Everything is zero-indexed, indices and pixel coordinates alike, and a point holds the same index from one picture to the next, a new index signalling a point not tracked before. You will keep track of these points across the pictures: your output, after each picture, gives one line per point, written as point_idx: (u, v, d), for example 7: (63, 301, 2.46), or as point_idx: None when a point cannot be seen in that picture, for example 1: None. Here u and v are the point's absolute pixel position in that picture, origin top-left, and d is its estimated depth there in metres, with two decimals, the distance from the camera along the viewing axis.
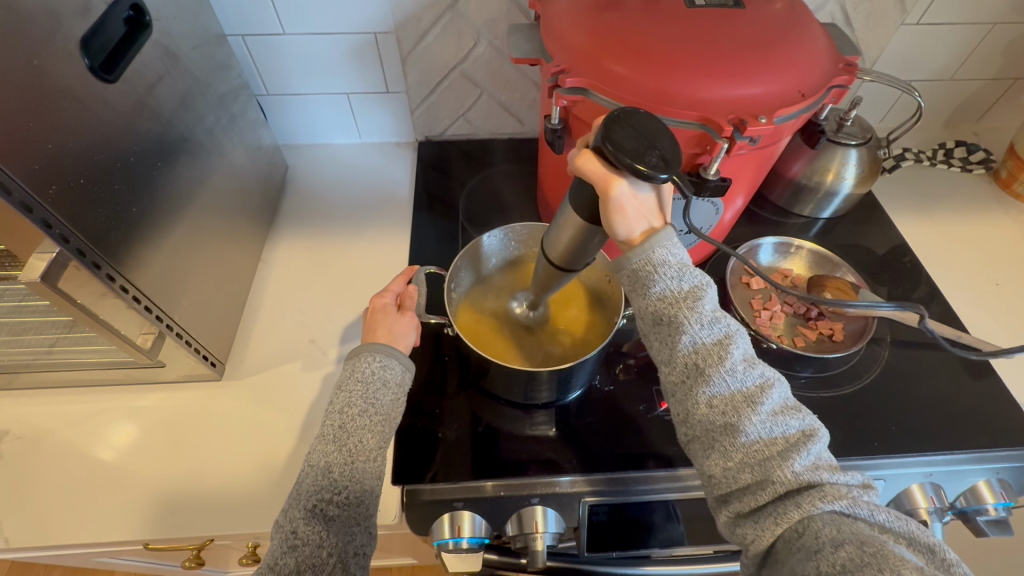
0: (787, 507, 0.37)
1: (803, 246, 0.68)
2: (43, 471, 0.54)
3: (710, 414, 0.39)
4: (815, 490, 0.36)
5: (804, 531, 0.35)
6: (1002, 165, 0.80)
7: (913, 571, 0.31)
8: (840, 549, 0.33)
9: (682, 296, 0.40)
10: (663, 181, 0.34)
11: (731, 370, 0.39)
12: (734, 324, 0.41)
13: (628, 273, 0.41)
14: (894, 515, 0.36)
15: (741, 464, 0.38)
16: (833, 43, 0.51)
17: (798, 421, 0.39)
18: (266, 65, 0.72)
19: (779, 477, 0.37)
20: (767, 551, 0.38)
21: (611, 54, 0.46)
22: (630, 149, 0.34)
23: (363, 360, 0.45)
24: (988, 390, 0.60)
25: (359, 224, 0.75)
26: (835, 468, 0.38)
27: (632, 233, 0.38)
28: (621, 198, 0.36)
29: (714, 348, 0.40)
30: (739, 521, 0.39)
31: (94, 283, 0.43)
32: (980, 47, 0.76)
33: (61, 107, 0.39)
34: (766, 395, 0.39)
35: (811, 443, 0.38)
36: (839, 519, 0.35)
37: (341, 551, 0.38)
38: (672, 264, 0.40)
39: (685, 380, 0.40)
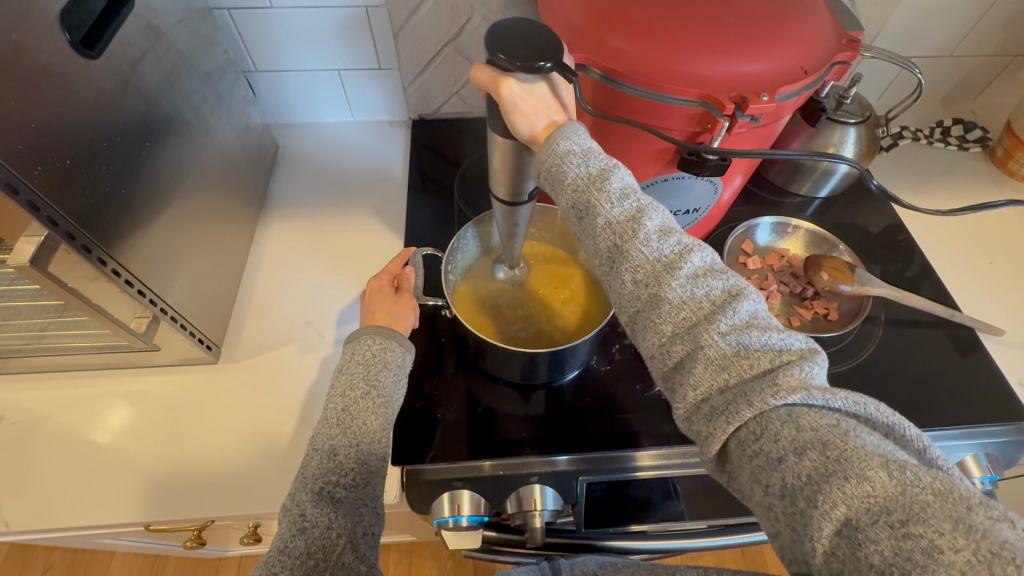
0: (738, 405, 0.33)
1: (800, 225, 0.68)
2: (40, 455, 0.54)
3: (635, 290, 0.37)
4: (767, 382, 0.32)
5: (761, 434, 0.32)
6: (999, 143, 0.79)
7: (878, 469, 0.27)
8: (803, 458, 0.30)
9: (592, 179, 0.39)
10: (548, 70, 0.36)
11: (645, 241, 0.37)
12: (648, 199, 0.39)
13: (545, 173, 0.40)
14: (851, 399, 0.32)
15: (673, 337, 0.36)
16: (836, 18, 0.50)
17: (722, 282, 0.36)
18: (254, 41, 0.69)
19: (709, 344, 0.34)
20: (722, 451, 0.34)
21: (611, 29, 0.45)
22: (510, 48, 0.36)
23: (362, 343, 0.45)
24: (979, 368, 0.61)
25: (353, 204, 0.74)
26: (770, 327, 0.35)
27: (535, 130, 0.39)
28: (513, 95, 0.38)
29: (629, 222, 0.38)
30: (692, 417, 0.35)
31: (85, 267, 0.42)
32: (981, 21, 0.75)
33: (42, 85, 0.38)
34: (686, 259, 0.37)
35: (737, 301, 0.35)
36: (795, 412, 0.31)
37: (351, 532, 0.37)
38: (578, 152, 0.39)
39: (613, 265, 0.38)
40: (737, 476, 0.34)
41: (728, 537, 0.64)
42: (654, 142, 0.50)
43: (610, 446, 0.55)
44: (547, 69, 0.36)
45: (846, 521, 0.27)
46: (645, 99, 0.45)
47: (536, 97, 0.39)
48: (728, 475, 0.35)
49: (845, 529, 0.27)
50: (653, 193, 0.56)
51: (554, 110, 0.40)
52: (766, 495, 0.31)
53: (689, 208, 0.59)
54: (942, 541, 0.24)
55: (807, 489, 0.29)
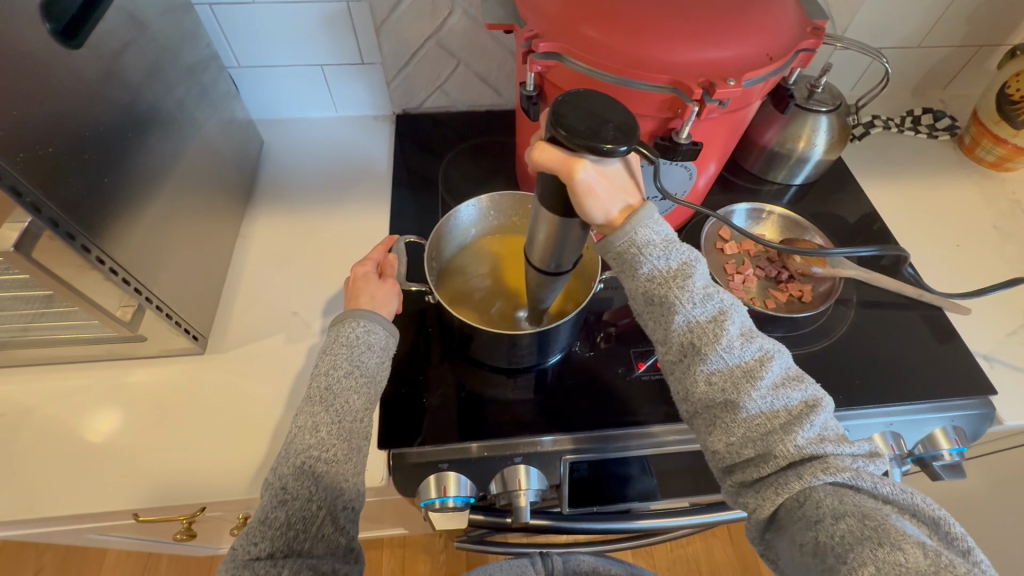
0: (788, 479, 0.39)
1: (774, 211, 0.70)
2: (27, 447, 0.55)
3: (708, 389, 0.41)
4: (818, 463, 0.38)
5: (805, 502, 0.38)
6: (966, 131, 0.82)
7: (913, 545, 0.33)
8: (840, 522, 0.36)
9: (672, 275, 0.41)
10: (626, 152, 0.33)
11: (727, 346, 0.41)
12: (729, 299, 0.42)
13: (615, 255, 0.41)
14: (898, 489, 0.37)
15: (743, 438, 0.40)
16: (801, 7, 0.52)
17: (800, 392, 0.41)
18: (237, 36, 0.70)
19: (781, 449, 0.39)
20: (769, 518, 0.40)
21: (583, 18, 0.46)
22: (585, 130, 0.32)
23: (347, 326, 0.46)
24: (948, 346, 0.64)
25: (338, 198, 0.75)
26: (839, 437, 0.40)
27: (609, 214, 0.39)
28: (587, 179, 0.35)
29: (709, 324, 0.41)
30: (742, 490, 0.41)
31: (70, 255, 0.43)
32: (947, 13, 0.78)
33: (23, 71, 0.38)
34: (766, 368, 0.41)
35: (814, 413, 0.40)
36: (840, 490, 0.37)
37: (331, 505, 0.39)
38: (659, 243, 0.41)
39: (683, 359, 0.42)
40: (777, 539, 0.40)
41: (709, 515, 0.66)
42: None
43: (593, 426, 0.57)
44: (625, 151, 0.33)
45: None
46: (618, 86, 0.46)
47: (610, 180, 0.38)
48: (769, 539, 0.41)
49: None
50: None
51: (625, 190, 0.40)
52: (803, 555, 0.37)
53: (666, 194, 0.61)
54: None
55: (838, 548, 0.35)
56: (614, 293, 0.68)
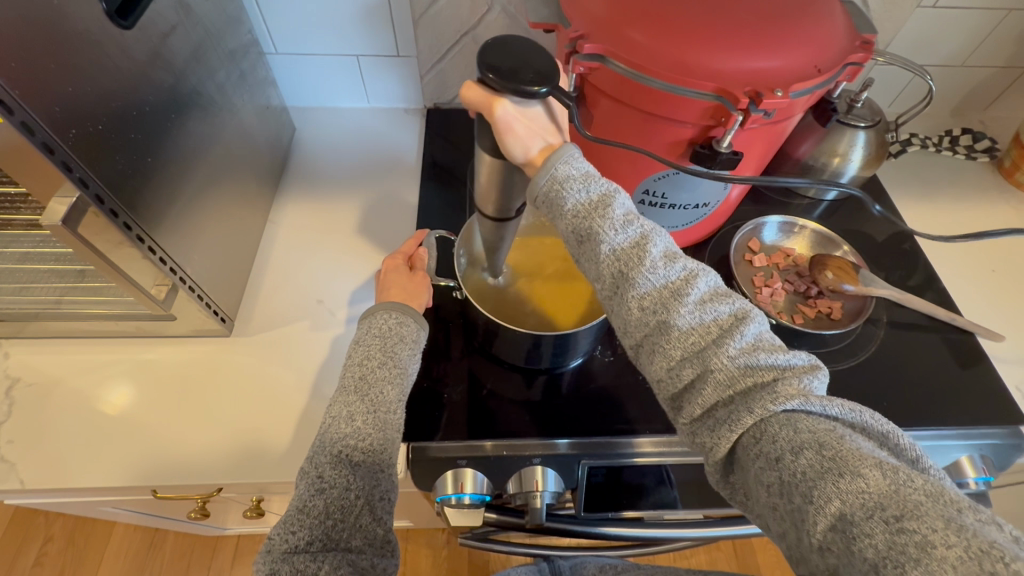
0: (739, 413, 0.34)
1: (807, 225, 0.69)
2: (54, 418, 0.56)
3: (642, 317, 0.37)
4: (767, 391, 0.34)
5: (761, 437, 0.33)
6: (1007, 154, 0.80)
7: (872, 468, 0.29)
8: (800, 457, 0.31)
9: (593, 206, 0.38)
10: (542, 93, 0.37)
11: (652, 268, 0.37)
12: (650, 224, 0.39)
13: (542, 198, 0.40)
14: (846, 407, 0.33)
15: (683, 359, 0.36)
16: (850, 20, 0.51)
17: (729, 306, 0.37)
18: (278, 23, 0.71)
19: (718, 365, 0.35)
20: (727, 457, 0.35)
21: (630, 21, 0.46)
22: (507, 71, 0.37)
23: (379, 317, 0.47)
24: (979, 373, 0.62)
25: (366, 188, 0.75)
26: (775, 347, 0.36)
27: (529, 153, 0.39)
28: (507, 117, 0.38)
29: (633, 249, 0.38)
30: (695, 428, 0.36)
31: (112, 231, 0.43)
32: (995, 33, 0.76)
33: (77, 50, 0.39)
34: (693, 286, 0.37)
35: (744, 325, 0.36)
36: (793, 417, 0.33)
37: (369, 494, 0.39)
38: (577, 177, 0.39)
39: (616, 291, 0.38)
40: (741, 480, 0.35)
41: (722, 530, 0.66)
42: (667, 134, 0.51)
43: (612, 431, 0.56)
44: (543, 92, 0.37)
45: (841, 516, 0.28)
46: (661, 91, 0.46)
47: (530, 119, 0.39)
48: (733, 483, 0.36)
49: (839, 524, 0.28)
50: (664, 187, 0.56)
51: (548, 132, 0.40)
52: (767, 495, 0.32)
53: (699, 203, 0.60)
54: (935, 537, 0.25)
55: (802, 486, 0.30)
56: None
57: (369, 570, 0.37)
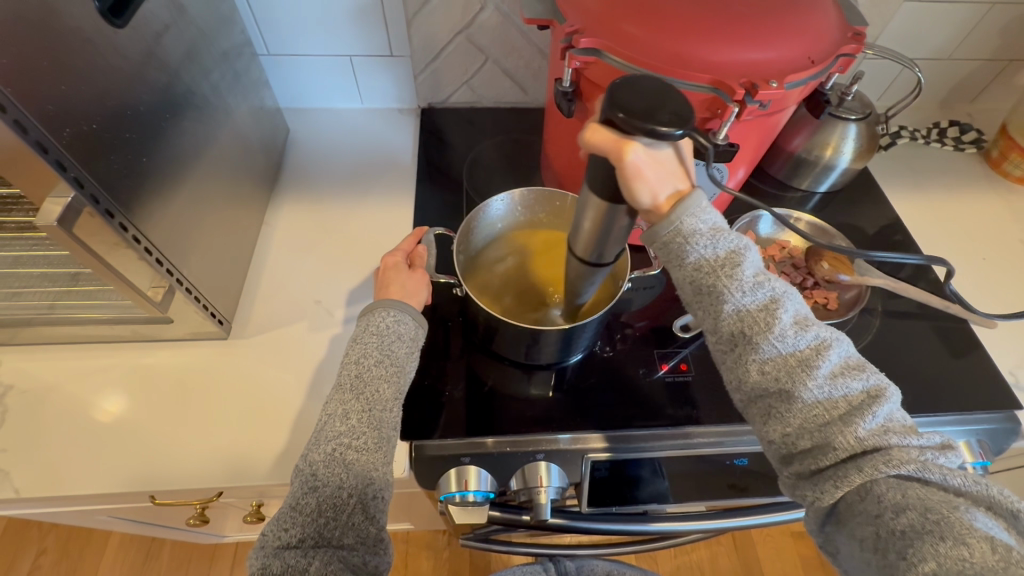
0: (848, 471, 0.37)
1: (801, 217, 0.70)
2: (48, 425, 0.55)
3: (761, 380, 0.39)
4: (880, 454, 0.36)
5: (866, 495, 0.36)
6: (994, 145, 0.82)
7: (980, 539, 0.32)
8: (901, 516, 0.34)
9: (719, 263, 0.39)
10: (680, 137, 0.31)
11: (780, 335, 0.38)
12: (781, 286, 0.40)
13: (661, 245, 0.39)
14: (970, 480, 0.35)
15: (800, 427, 0.38)
16: (841, 12, 0.52)
17: (861, 382, 0.38)
18: (270, 24, 0.70)
19: (840, 435, 0.37)
20: (829, 510, 0.38)
21: (624, 15, 0.46)
22: (642, 110, 0.31)
23: (377, 315, 0.46)
24: (973, 359, 0.63)
25: (362, 189, 0.75)
26: (906, 429, 0.38)
27: (656, 198, 0.37)
28: (637, 162, 0.33)
29: (761, 313, 0.39)
30: (798, 481, 0.39)
31: (108, 232, 0.43)
32: (980, 26, 0.77)
33: (70, 48, 0.38)
34: (823, 357, 0.38)
35: (876, 403, 0.38)
36: (904, 482, 0.35)
37: (362, 493, 0.39)
38: (705, 232, 0.38)
39: (733, 349, 0.40)
40: (836, 534, 0.38)
41: (725, 521, 0.66)
42: None
43: (615, 425, 0.57)
44: (680, 135, 0.31)
45: None
46: None
47: (658, 162, 0.35)
48: (828, 534, 0.39)
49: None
50: None
51: (673, 175, 0.37)
52: (863, 549, 0.36)
53: None
54: None
55: (900, 543, 0.34)
56: (636, 295, 0.68)
57: (359, 568, 0.38)
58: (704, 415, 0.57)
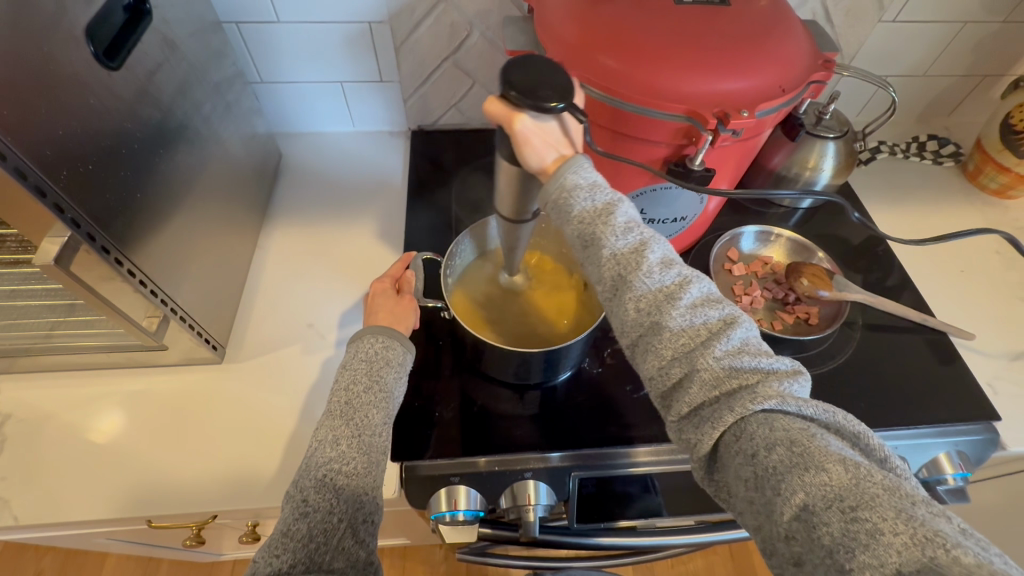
0: (721, 411, 0.35)
1: (782, 234, 0.72)
2: (45, 453, 0.56)
3: (637, 318, 0.39)
4: (748, 391, 0.35)
5: (740, 435, 0.35)
6: (970, 159, 0.84)
7: (836, 463, 0.31)
8: (772, 452, 0.33)
9: (598, 214, 0.40)
10: (560, 110, 0.37)
11: (649, 272, 0.38)
12: (649, 230, 0.40)
13: (552, 203, 0.42)
14: (820, 408, 0.35)
15: (672, 361, 0.37)
16: (811, 40, 0.54)
17: (718, 311, 0.38)
18: (262, 53, 0.72)
19: (705, 367, 0.36)
20: (710, 454, 0.37)
21: (603, 48, 0.48)
22: (527, 87, 0.37)
23: (365, 341, 0.48)
24: (951, 371, 0.64)
25: (354, 211, 0.76)
26: (760, 352, 0.37)
27: (544, 163, 0.41)
28: (526, 131, 0.39)
29: (632, 254, 0.39)
30: (682, 425, 0.38)
31: (103, 266, 0.44)
32: (953, 44, 0.79)
33: (66, 93, 0.40)
34: (686, 290, 0.38)
35: (731, 329, 0.38)
36: (771, 416, 0.35)
37: (352, 517, 0.40)
38: (585, 186, 0.40)
39: (615, 293, 0.40)
40: (722, 477, 0.37)
41: (715, 534, 0.67)
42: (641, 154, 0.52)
43: (603, 442, 0.58)
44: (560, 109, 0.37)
45: (804, 506, 0.31)
46: (634, 114, 0.48)
47: (548, 133, 0.40)
48: (715, 480, 0.38)
49: (802, 514, 0.31)
50: (643, 203, 0.58)
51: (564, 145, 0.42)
52: (744, 488, 0.35)
53: (676, 216, 0.62)
54: (885, 524, 0.28)
55: (772, 479, 0.33)
56: None
57: None
58: None
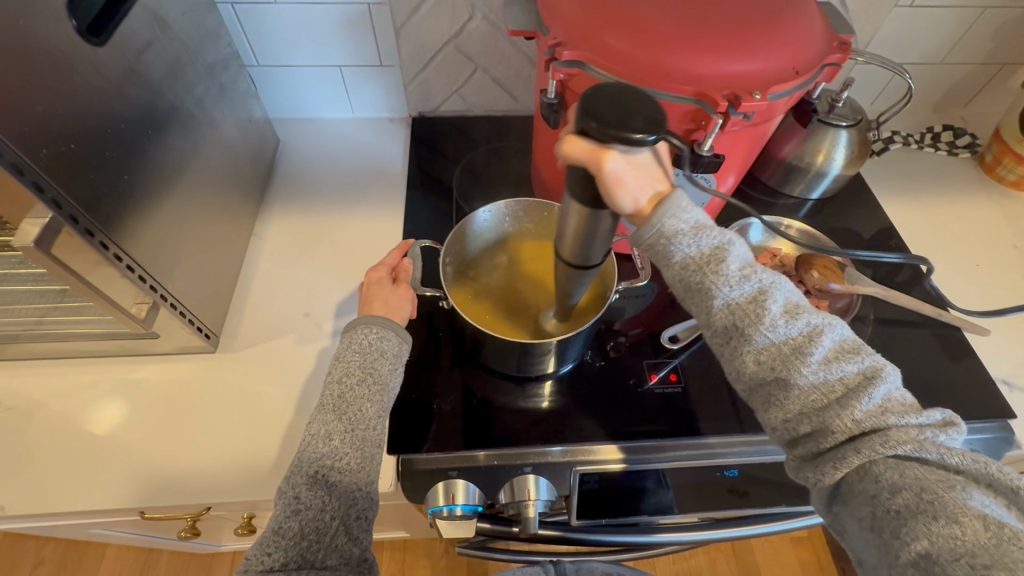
0: (847, 456, 0.36)
1: (792, 225, 0.69)
2: (34, 441, 0.55)
3: (758, 370, 0.38)
4: (878, 437, 0.36)
5: (863, 477, 0.36)
6: (987, 150, 0.81)
7: (973, 518, 0.32)
8: (897, 496, 0.35)
9: (705, 260, 0.38)
10: (655, 142, 0.31)
11: (771, 326, 0.37)
12: (769, 276, 0.38)
13: (647, 247, 0.39)
14: (967, 458, 0.35)
15: (799, 412, 0.38)
16: (827, 21, 0.52)
17: (856, 363, 0.37)
18: (259, 35, 0.70)
19: (838, 422, 0.36)
20: (832, 491, 0.38)
21: (608, 27, 0.46)
22: (615, 120, 0.30)
23: (359, 332, 0.46)
24: (965, 367, 0.63)
25: (352, 199, 0.74)
26: (906, 405, 0.36)
27: (638, 203, 0.36)
28: (616, 170, 0.33)
29: (750, 305, 0.38)
30: (802, 464, 0.39)
31: (88, 251, 0.43)
32: (972, 30, 0.77)
33: (47, 66, 0.38)
34: (816, 343, 0.37)
35: (873, 385, 0.36)
36: (902, 463, 0.35)
37: (345, 515, 0.38)
38: (688, 231, 0.38)
39: (729, 341, 0.39)
40: (839, 511, 0.38)
41: (720, 532, 0.66)
42: None
43: (603, 437, 0.56)
44: (654, 140, 0.31)
45: (926, 554, 0.33)
46: None
47: (638, 167, 0.35)
48: (832, 511, 0.39)
49: (924, 561, 0.33)
50: None
51: (650, 179, 0.37)
52: (862, 527, 0.37)
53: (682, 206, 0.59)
54: None
55: (894, 522, 0.35)
56: (627, 303, 0.68)
57: None
58: (705, 426, 0.57)
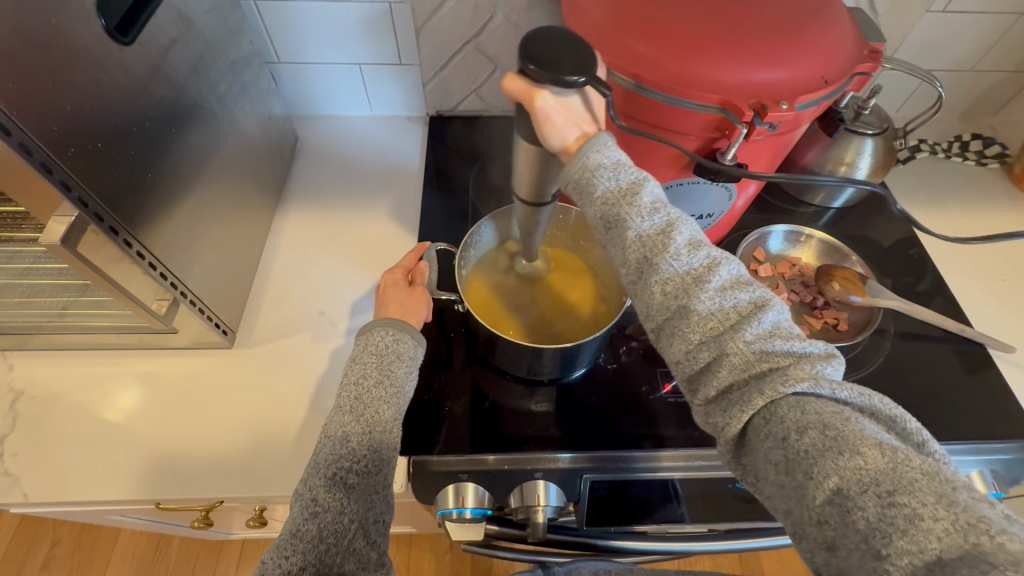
0: (750, 394, 0.34)
1: (813, 235, 0.68)
2: (55, 431, 0.56)
3: (664, 302, 0.36)
4: (778, 373, 0.34)
5: (770, 419, 0.33)
6: (1017, 160, 0.79)
7: (872, 447, 0.30)
8: (804, 436, 0.32)
9: (621, 193, 0.38)
10: (582, 83, 0.36)
11: (676, 255, 0.36)
12: (676, 210, 0.38)
13: (573, 183, 0.39)
14: (856, 391, 0.33)
15: (699, 343, 0.36)
16: (858, 28, 0.50)
17: (749, 294, 0.36)
18: (280, 32, 0.71)
19: (735, 350, 0.34)
20: (739, 437, 0.36)
21: (634, 32, 0.45)
22: (548, 61, 0.36)
23: (375, 334, 0.47)
24: (988, 384, 0.61)
25: (368, 197, 0.75)
26: (792, 334, 0.35)
27: (567, 143, 0.39)
28: (547, 108, 0.37)
29: (659, 236, 0.37)
30: (709, 408, 0.36)
31: (112, 248, 0.43)
32: (1006, 37, 0.75)
33: (75, 65, 0.38)
34: (715, 273, 0.36)
35: (763, 312, 0.35)
36: (802, 399, 0.33)
37: (363, 518, 0.39)
38: (608, 165, 0.38)
39: (640, 277, 0.37)
40: (751, 460, 0.36)
41: (728, 543, 0.65)
42: (670, 146, 0.50)
43: (615, 445, 0.56)
44: (582, 82, 0.36)
45: (838, 490, 0.30)
46: (666, 104, 0.45)
47: (569, 109, 0.38)
48: (743, 463, 0.36)
49: (835, 498, 0.30)
50: (667, 198, 0.56)
51: (586, 122, 0.39)
52: (774, 473, 0.33)
53: (702, 213, 0.59)
54: (924, 510, 0.27)
55: (804, 463, 0.31)
56: None
57: None
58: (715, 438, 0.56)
